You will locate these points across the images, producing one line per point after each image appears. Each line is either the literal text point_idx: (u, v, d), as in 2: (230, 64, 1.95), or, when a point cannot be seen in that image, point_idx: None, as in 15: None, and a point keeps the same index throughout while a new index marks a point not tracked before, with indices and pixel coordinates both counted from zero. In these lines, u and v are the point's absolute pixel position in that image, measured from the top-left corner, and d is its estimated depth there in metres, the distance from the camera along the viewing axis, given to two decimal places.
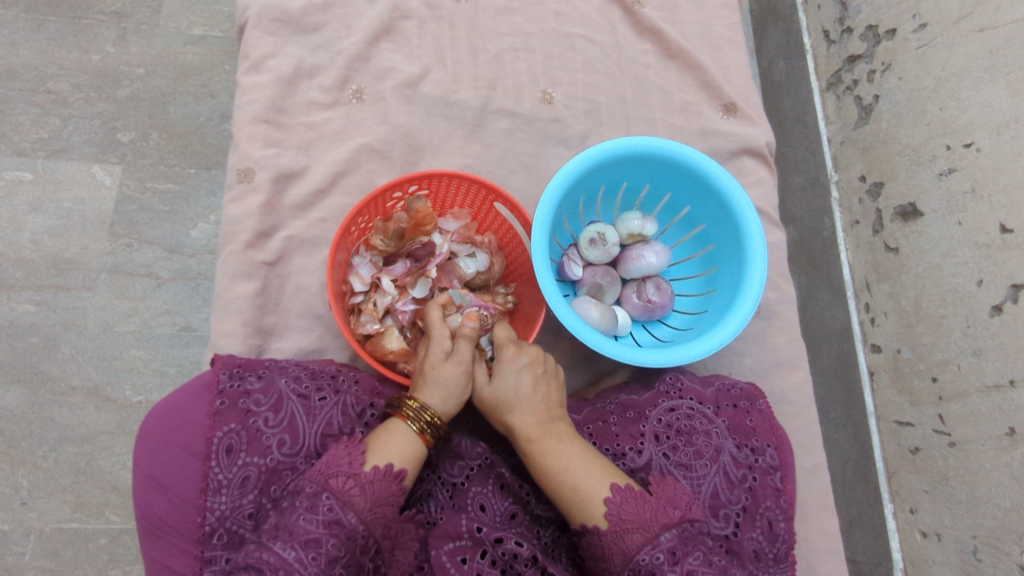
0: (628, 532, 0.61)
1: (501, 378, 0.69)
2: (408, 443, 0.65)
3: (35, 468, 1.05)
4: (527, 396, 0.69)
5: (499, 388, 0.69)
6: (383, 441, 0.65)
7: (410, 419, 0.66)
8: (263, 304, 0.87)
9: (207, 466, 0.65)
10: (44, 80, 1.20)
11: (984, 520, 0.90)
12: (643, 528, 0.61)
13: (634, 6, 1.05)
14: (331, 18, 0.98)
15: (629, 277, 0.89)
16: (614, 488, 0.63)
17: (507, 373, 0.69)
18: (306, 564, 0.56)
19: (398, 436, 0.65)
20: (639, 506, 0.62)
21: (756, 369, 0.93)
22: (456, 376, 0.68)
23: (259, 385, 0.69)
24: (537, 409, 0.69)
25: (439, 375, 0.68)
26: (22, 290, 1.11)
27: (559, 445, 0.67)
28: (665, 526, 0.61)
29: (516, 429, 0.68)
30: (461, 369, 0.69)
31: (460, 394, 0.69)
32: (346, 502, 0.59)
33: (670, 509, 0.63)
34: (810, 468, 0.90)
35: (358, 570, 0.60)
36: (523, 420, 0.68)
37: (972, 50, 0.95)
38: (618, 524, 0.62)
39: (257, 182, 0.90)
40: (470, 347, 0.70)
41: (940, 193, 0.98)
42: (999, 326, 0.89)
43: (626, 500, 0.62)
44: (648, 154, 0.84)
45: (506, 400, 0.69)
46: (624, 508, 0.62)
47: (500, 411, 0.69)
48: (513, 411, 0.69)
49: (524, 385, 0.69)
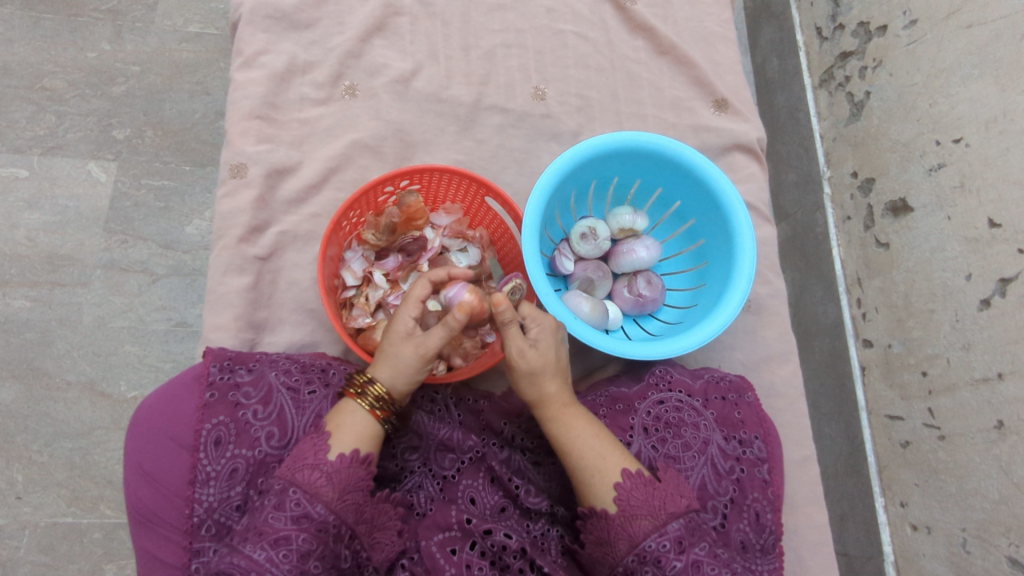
0: (636, 518, 0.62)
1: (542, 344, 0.66)
2: (363, 423, 0.65)
3: (31, 463, 1.05)
4: (559, 363, 0.68)
5: (540, 354, 0.66)
6: (338, 423, 0.65)
7: (364, 399, 0.66)
8: (255, 299, 0.87)
9: (195, 458, 0.66)
10: (40, 78, 1.21)
11: (973, 512, 0.90)
12: (651, 516, 0.62)
13: (626, 3, 1.05)
14: (324, 15, 0.98)
15: (619, 271, 0.90)
16: (626, 474, 0.64)
17: (546, 338, 0.67)
18: (278, 561, 0.58)
19: (349, 416, 0.65)
20: (649, 493, 0.63)
21: (746, 363, 0.94)
22: (416, 362, 0.66)
23: (249, 377, 0.70)
24: (566, 378, 0.69)
25: (403, 358, 0.66)
26: (17, 287, 1.12)
27: (586, 416, 0.68)
28: (673, 514, 0.62)
29: (551, 398, 0.67)
30: (425, 354, 0.66)
31: (415, 377, 0.67)
32: (313, 494, 0.60)
33: (677, 497, 0.64)
34: (800, 460, 0.91)
35: (336, 559, 0.61)
36: (558, 388, 0.68)
37: (961, 46, 0.95)
38: (627, 509, 0.62)
39: (250, 177, 0.90)
40: (440, 337, 0.66)
41: (929, 188, 0.99)
42: (988, 320, 0.90)
43: (636, 486, 0.63)
44: (638, 149, 0.85)
45: (545, 368, 0.66)
46: (634, 494, 0.62)
47: (538, 378, 0.66)
48: (549, 379, 0.67)
49: (559, 352, 0.68)
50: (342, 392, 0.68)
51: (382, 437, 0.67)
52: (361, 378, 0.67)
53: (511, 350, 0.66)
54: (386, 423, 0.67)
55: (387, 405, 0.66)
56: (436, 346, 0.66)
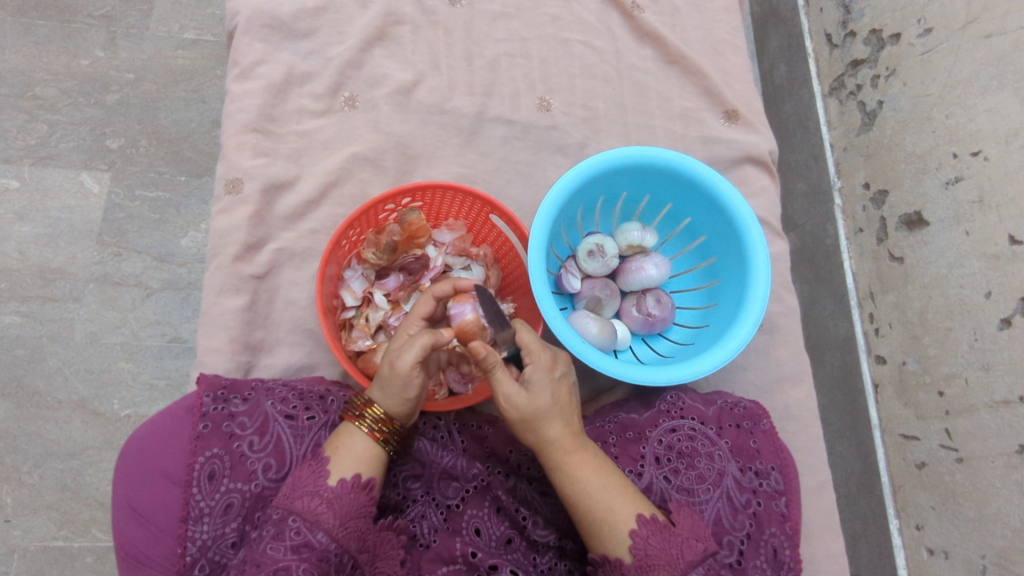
0: (654, 569, 0.58)
1: (535, 389, 0.62)
2: (361, 445, 0.62)
3: (20, 485, 1.02)
4: (556, 407, 0.63)
5: (530, 400, 0.61)
6: (335, 446, 0.62)
7: (360, 421, 0.63)
8: (252, 319, 0.84)
9: (188, 493, 0.62)
10: (31, 86, 1.18)
11: (994, 539, 0.87)
12: (670, 566, 0.59)
13: (634, 11, 1.03)
14: (322, 23, 0.95)
15: (628, 290, 0.87)
16: (640, 520, 0.61)
17: (542, 382, 0.62)
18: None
19: (347, 438, 0.63)
20: (666, 540, 0.60)
21: (758, 384, 0.91)
22: (397, 376, 0.61)
23: (244, 407, 0.67)
24: (569, 419, 0.64)
25: (388, 376, 0.62)
26: (8, 301, 1.08)
27: (594, 459, 0.64)
28: (692, 563, 0.59)
29: (553, 442, 0.63)
30: (411, 367, 0.61)
31: (406, 395, 0.62)
32: (314, 522, 0.57)
33: (694, 543, 0.61)
34: (815, 486, 0.88)
35: None
36: (560, 431, 0.63)
37: (979, 56, 0.92)
38: (643, 559, 0.59)
39: (246, 193, 0.87)
40: (419, 348, 0.61)
41: (946, 202, 0.96)
42: (1008, 340, 0.87)
43: (653, 534, 0.60)
44: (647, 164, 0.82)
45: (538, 413, 0.62)
46: (651, 542, 0.59)
47: (534, 425, 0.62)
48: (547, 423, 0.62)
49: (558, 393, 0.63)
50: (342, 415, 0.65)
51: (385, 461, 0.64)
52: (359, 401, 0.64)
53: (499, 395, 0.61)
54: (389, 446, 0.64)
55: (387, 427, 0.63)
56: (417, 358, 0.61)
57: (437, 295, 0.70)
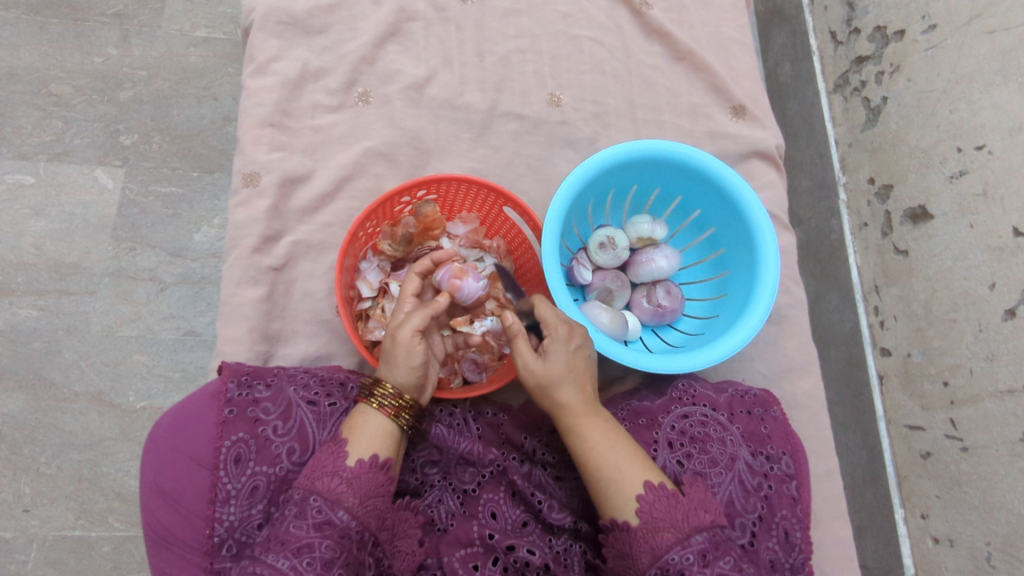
0: (658, 531, 0.60)
1: (551, 357, 0.66)
2: (374, 424, 0.64)
3: (38, 476, 1.04)
4: (571, 374, 0.67)
5: (546, 368, 0.66)
6: (353, 427, 0.64)
7: (372, 400, 0.65)
8: (269, 310, 0.86)
9: (215, 476, 0.64)
10: (46, 83, 1.19)
11: (998, 526, 0.88)
12: (674, 528, 0.60)
13: (641, 8, 1.04)
14: (336, 20, 0.97)
15: (638, 281, 0.88)
16: (648, 486, 0.63)
17: (559, 352, 0.67)
18: (302, 569, 0.55)
19: (361, 418, 0.64)
20: (672, 506, 0.61)
21: (766, 374, 0.93)
22: (400, 344, 0.65)
23: (268, 393, 0.68)
24: (583, 386, 0.68)
25: (392, 348, 0.66)
26: (24, 295, 1.10)
27: (605, 425, 0.67)
28: (696, 527, 0.60)
29: (565, 406, 0.67)
30: (412, 335, 0.66)
31: (411, 361, 0.65)
32: (334, 501, 0.59)
33: (702, 512, 0.62)
34: (823, 474, 0.90)
35: (360, 567, 0.59)
36: (572, 397, 0.67)
37: (983, 51, 0.94)
38: (649, 521, 0.61)
39: (263, 186, 0.89)
40: (422, 318, 0.67)
41: (951, 195, 0.97)
42: (1012, 330, 0.88)
43: (659, 499, 0.62)
44: (659, 157, 0.84)
45: (552, 380, 0.66)
46: (656, 507, 0.61)
47: (546, 390, 0.66)
48: (560, 388, 0.66)
49: (574, 365, 0.67)
50: (357, 399, 0.67)
51: (399, 436, 0.65)
52: (366, 383, 0.66)
53: (518, 361, 0.67)
54: (402, 420, 0.65)
55: (400, 402, 0.65)
56: (418, 326, 0.66)
57: (421, 271, 0.74)
